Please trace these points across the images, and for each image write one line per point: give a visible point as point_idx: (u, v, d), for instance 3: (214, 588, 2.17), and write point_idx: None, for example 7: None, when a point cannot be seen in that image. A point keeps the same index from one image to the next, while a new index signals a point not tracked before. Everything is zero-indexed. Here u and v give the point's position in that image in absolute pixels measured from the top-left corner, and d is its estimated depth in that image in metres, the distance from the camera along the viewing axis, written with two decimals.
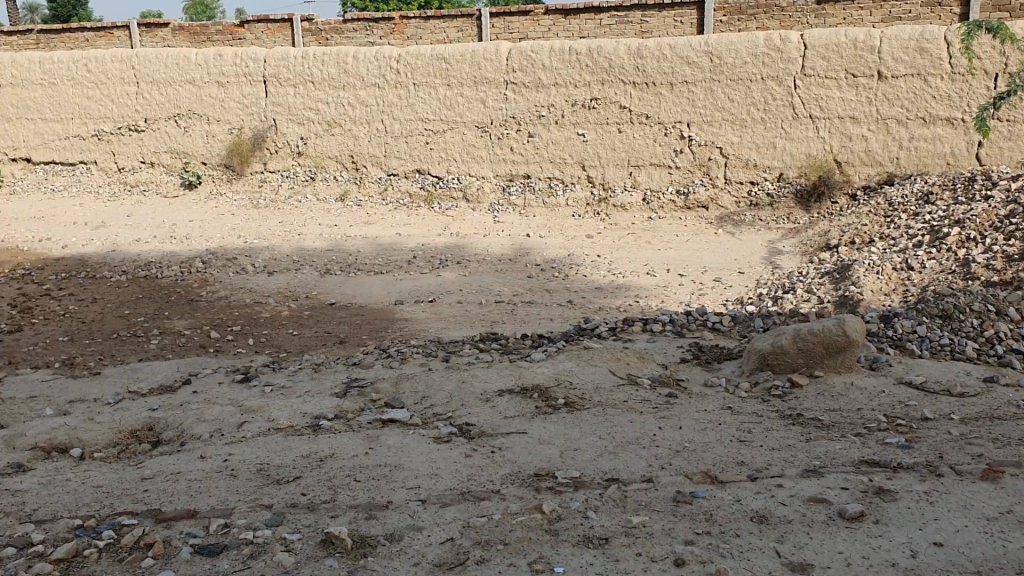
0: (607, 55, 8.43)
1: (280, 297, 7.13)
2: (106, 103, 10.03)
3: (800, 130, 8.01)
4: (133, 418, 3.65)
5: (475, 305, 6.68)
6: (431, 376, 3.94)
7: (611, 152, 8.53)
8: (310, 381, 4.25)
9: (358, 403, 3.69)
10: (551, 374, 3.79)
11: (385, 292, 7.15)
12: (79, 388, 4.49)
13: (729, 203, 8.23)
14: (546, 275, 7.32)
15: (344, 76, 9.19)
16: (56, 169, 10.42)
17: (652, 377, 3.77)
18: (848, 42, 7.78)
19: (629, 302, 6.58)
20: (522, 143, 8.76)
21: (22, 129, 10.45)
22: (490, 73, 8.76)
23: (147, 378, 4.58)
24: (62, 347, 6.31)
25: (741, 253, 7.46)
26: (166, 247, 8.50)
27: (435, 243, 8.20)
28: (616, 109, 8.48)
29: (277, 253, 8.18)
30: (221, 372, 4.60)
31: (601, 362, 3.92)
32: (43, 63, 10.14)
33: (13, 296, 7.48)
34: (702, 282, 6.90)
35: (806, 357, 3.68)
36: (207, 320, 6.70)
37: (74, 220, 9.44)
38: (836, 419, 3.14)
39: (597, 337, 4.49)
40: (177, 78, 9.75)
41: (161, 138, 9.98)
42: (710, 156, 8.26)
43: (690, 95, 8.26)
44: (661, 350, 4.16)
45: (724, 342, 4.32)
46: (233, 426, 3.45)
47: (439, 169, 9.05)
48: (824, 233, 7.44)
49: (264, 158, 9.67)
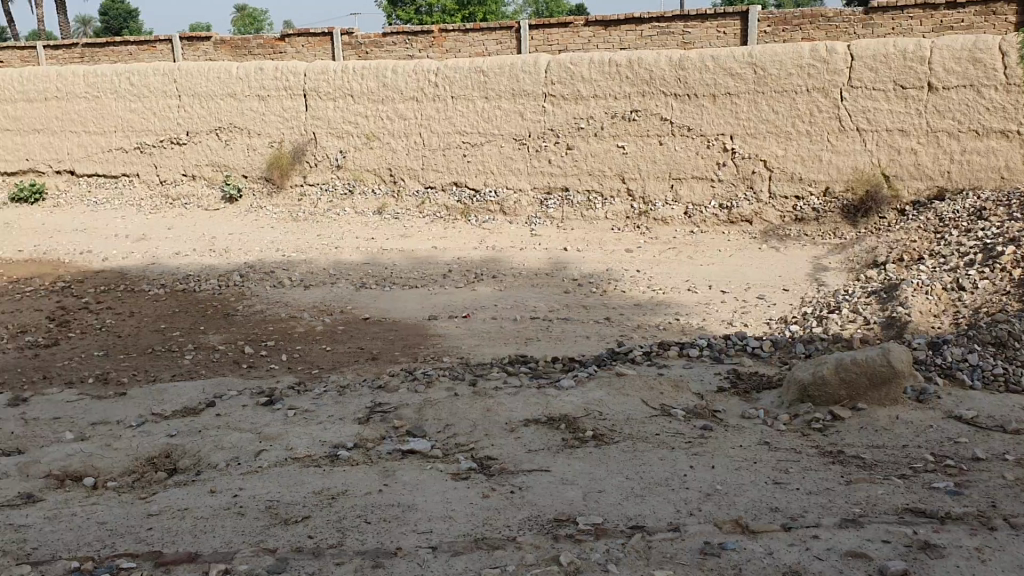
0: (648, 67, 8.27)
1: (315, 311, 7.07)
2: (148, 116, 10.09)
3: (847, 142, 7.78)
4: (151, 444, 3.57)
5: (511, 321, 6.55)
6: (457, 403, 3.82)
7: (651, 165, 8.36)
8: (334, 405, 4.15)
9: (380, 430, 3.58)
10: (581, 403, 3.64)
11: (420, 307, 7.06)
12: (104, 409, 4.44)
13: (773, 218, 8.01)
14: (584, 290, 7.17)
15: (383, 89, 9.14)
16: (99, 181, 10.51)
17: (687, 407, 3.61)
18: (897, 52, 7.53)
19: (668, 320, 6.40)
20: (560, 155, 8.62)
21: (65, 142, 10.55)
22: (528, 85, 8.64)
23: (172, 399, 4.52)
24: (96, 361, 6.29)
25: (785, 269, 7.25)
26: (205, 260, 8.50)
27: (471, 257, 8.09)
28: (658, 121, 8.31)
29: (314, 266, 8.13)
30: (247, 394, 4.52)
31: (633, 391, 3.77)
32: (87, 77, 10.23)
33: (51, 309, 7.50)
34: (745, 300, 6.70)
35: (850, 389, 3.49)
36: (241, 335, 6.64)
37: (115, 232, 9.48)
38: (879, 457, 2.96)
39: (631, 362, 4.34)
40: (218, 91, 9.76)
41: (202, 151, 10.01)
42: (754, 169, 8.06)
43: (733, 107, 8.07)
44: (698, 378, 4.00)
45: (764, 370, 4.14)
46: (250, 454, 3.36)
47: (477, 182, 8.95)
48: (871, 248, 7.21)
49: (303, 170, 9.65)
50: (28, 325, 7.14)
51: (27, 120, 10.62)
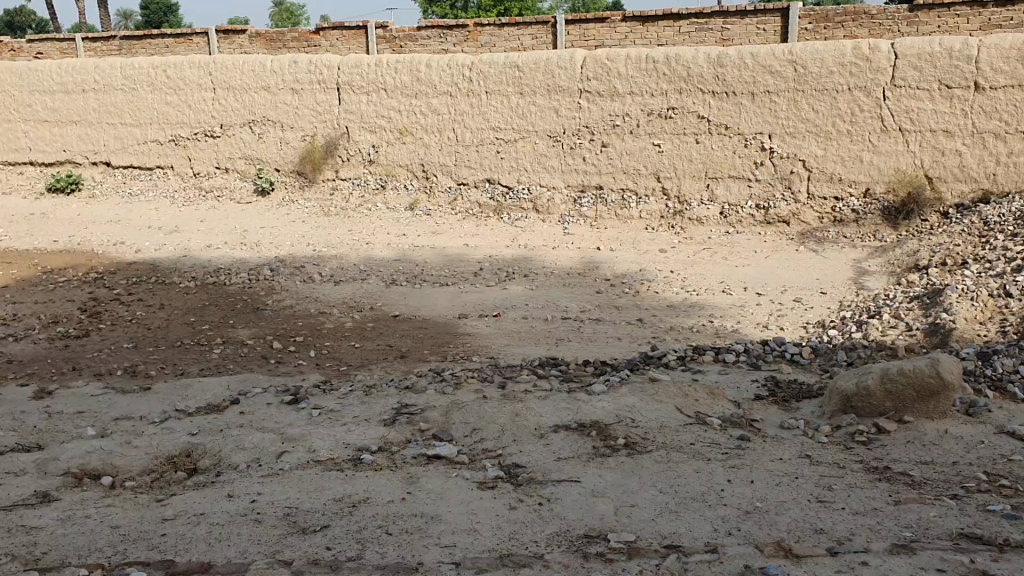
0: (685, 63, 8.11)
1: (344, 307, 7.00)
2: (183, 108, 10.08)
3: (889, 142, 7.56)
4: (172, 441, 3.50)
5: (542, 321, 6.43)
6: (485, 407, 3.71)
7: (687, 164, 8.20)
8: (359, 405, 4.05)
9: (405, 434, 3.48)
10: (613, 409, 3.51)
11: (450, 305, 6.96)
12: (128, 403, 4.38)
13: (812, 220, 7.83)
14: (617, 290, 7.03)
15: (416, 84, 9.05)
16: (134, 173, 10.52)
17: (723, 416, 3.47)
18: (943, 51, 7.31)
19: (702, 322, 6.25)
20: (594, 153, 8.48)
21: (101, 134, 10.57)
22: (564, 81, 8.51)
23: (196, 395, 4.44)
24: (125, 354, 6.26)
25: (823, 272, 7.06)
26: (236, 254, 8.46)
27: (503, 255, 7.98)
28: (694, 119, 8.14)
29: (345, 262, 8.05)
30: (271, 391, 4.44)
31: (667, 398, 3.63)
32: (124, 69, 10.26)
33: (83, 300, 7.49)
34: (782, 303, 6.53)
35: (896, 400, 3.34)
36: (269, 330, 6.58)
37: (148, 224, 9.48)
38: (928, 475, 2.81)
39: (666, 366, 4.20)
40: (252, 84, 9.73)
41: (235, 144, 9.98)
42: (793, 169, 7.86)
43: (772, 105, 7.87)
44: (734, 385, 3.86)
45: (804, 377, 3.98)
46: (272, 456, 3.27)
47: (509, 179, 8.83)
48: (913, 252, 7.00)
49: (336, 165, 9.58)
50: (59, 316, 7.13)
51: (65, 111, 10.66)
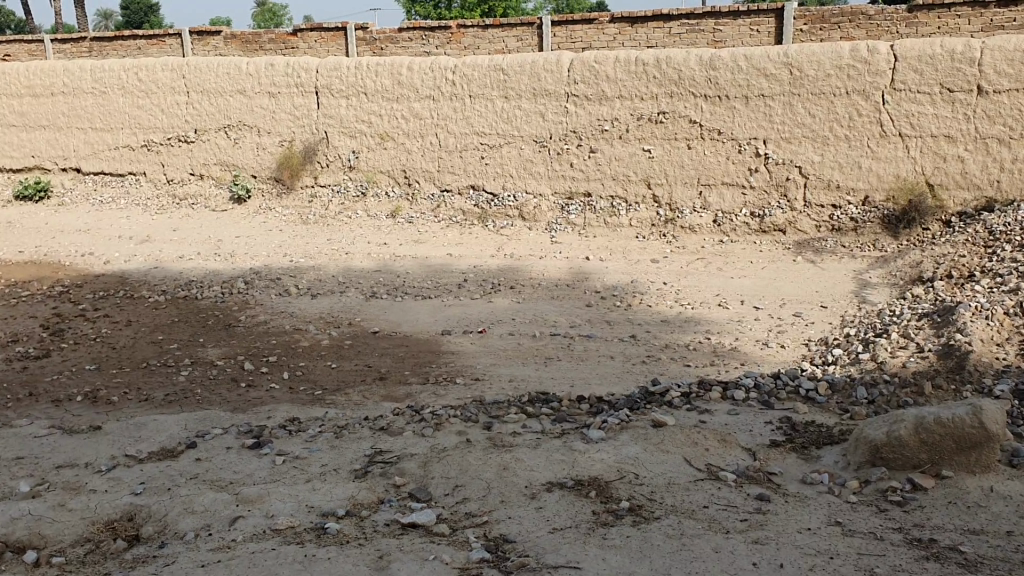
0: (677, 66, 7.72)
1: (320, 323, 6.57)
2: (155, 113, 9.63)
3: (888, 148, 7.20)
4: (112, 501, 3.08)
5: (529, 339, 6.03)
6: (468, 456, 3.31)
7: (679, 170, 7.81)
8: (329, 452, 3.64)
9: (378, 492, 3.08)
10: (613, 462, 3.12)
11: (432, 320, 6.54)
12: (74, 446, 3.96)
13: (809, 228, 7.45)
14: (608, 304, 6.63)
15: (398, 87, 8.64)
16: (106, 179, 10.05)
17: (737, 469, 3.09)
18: (944, 53, 6.96)
19: (698, 339, 5.86)
20: (582, 159, 8.09)
21: (71, 139, 10.10)
22: (550, 85, 8.12)
23: (149, 437, 4.03)
24: (86, 377, 5.81)
25: (824, 284, 6.69)
26: (209, 265, 8.02)
27: (488, 265, 7.56)
28: (686, 124, 7.76)
29: (323, 273, 7.62)
30: (233, 433, 4.02)
31: (673, 447, 3.24)
32: (94, 71, 9.78)
33: (46, 316, 7.04)
34: (781, 318, 6.15)
35: (931, 452, 2.94)
36: (241, 349, 6.15)
37: (118, 233, 9.02)
38: (979, 551, 2.44)
39: (667, 405, 3.81)
40: (227, 88, 9.30)
41: (210, 150, 9.54)
42: (789, 175, 7.48)
43: (766, 109, 7.50)
44: (746, 429, 3.47)
45: (821, 418, 3.59)
46: (224, 522, 2.86)
47: (494, 185, 8.43)
48: (916, 263, 6.63)
49: (314, 171, 9.15)
50: (20, 333, 6.67)
51: (33, 116, 10.18)
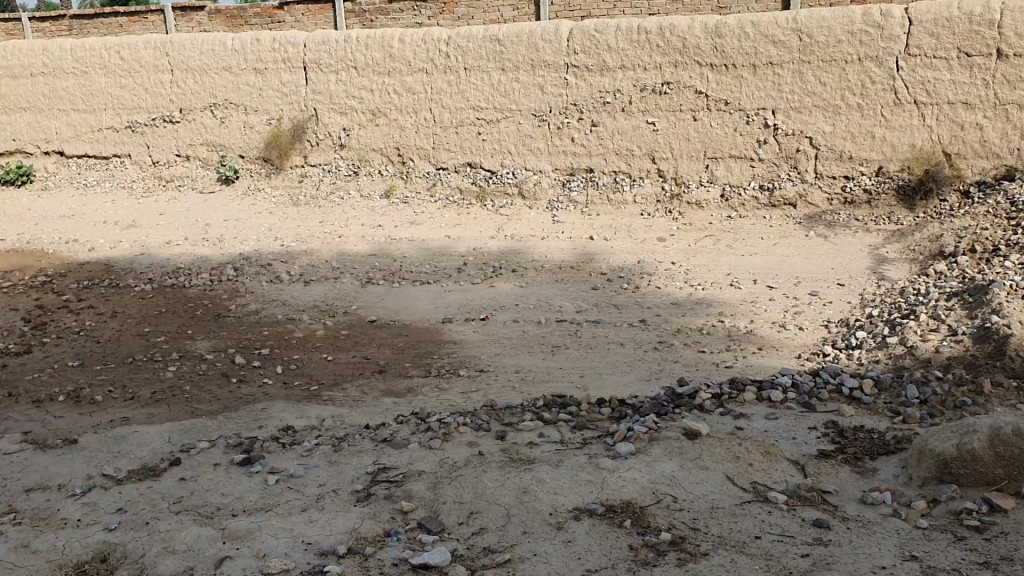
0: (681, 34, 7.31)
1: (315, 312, 6.20)
2: (139, 92, 9.19)
3: (903, 117, 6.82)
4: (82, 538, 2.73)
5: (534, 325, 5.67)
6: (484, 476, 2.97)
7: (685, 143, 7.41)
8: (328, 469, 3.30)
9: (384, 522, 2.74)
10: (648, 483, 2.78)
11: (432, 307, 6.18)
12: (46, 465, 3.60)
13: (820, 201, 7.06)
14: (615, 286, 6.26)
15: (390, 61, 8.22)
16: (89, 162, 9.60)
17: (788, 489, 2.76)
18: (962, 16, 6.56)
19: (713, 322, 5.49)
20: (584, 133, 7.69)
21: (52, 121, 9.64)
22: (549, 56, 7.71)
23: (129, 453, 3.67)
24: (69, 374, 5.43)
25: (840, 259, 6.31)
26: (198, 251, 7.62)
27: (489, 247, 7.18)
28: (692, 95, 7.36)
29: (315, 258, 7.23)
30: (221, 447, 3.67)
31: (713, 463, 2.91)
32: (73, 50, 9.32)
33: (28, 309, 6.65)
34: (797, 298, 5.77)
35: (1008, 468, 2.61)
36: (232, 342, 5.77)
37: (104, 218, 8.60)
38: None
39: (698, 411, 3.46)
40: (212, 65, 8.87)
41: (196, 130, 9.11)
42: (799, 146, 7.10)
43: (775, 78, 7.11)
44: (790, 438, 3.13)
45: (869, 424, 3.25)
46: (210, 564, 2.52)
47: (492, 162, 8.02)
48: (935, 235, 6.23)
49: (304, 150, 8.73)
50: (0, 328, 6.28)
51: (13, 98, 9.72)
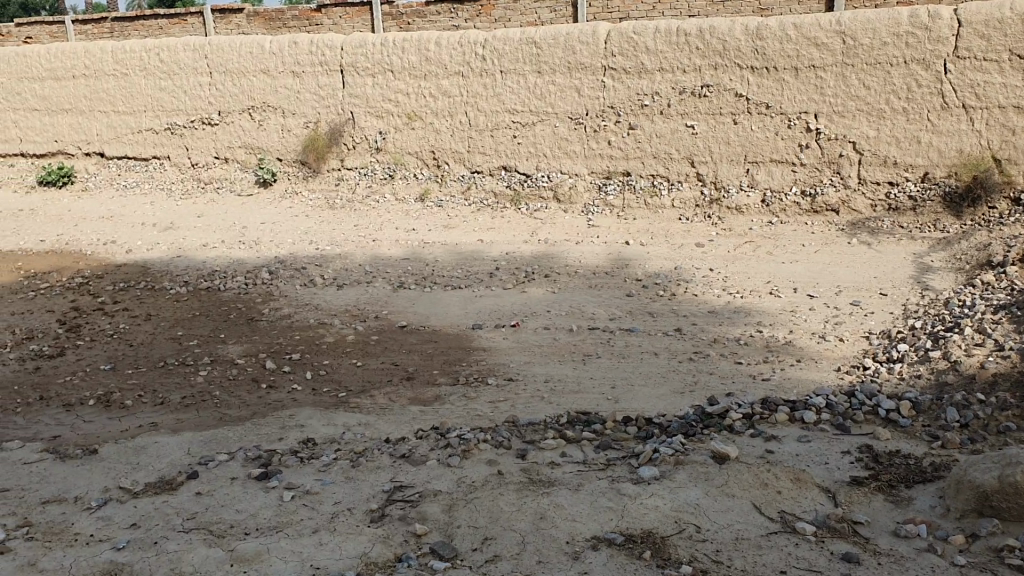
0: (721, 36, 7.15)
1: (346, 316, 6.14)
2: (178, 94, 9.23)
3: (950, 121, 6.60)
4: (89, 557, 2.73)
5: (566, 333, 5.56)
6: (501, 499, 2.88)
7: (724, 147, 7.25)
8: (345, 485, 3.23)
9: (395, 546, 2.67)
10: (670, 512, 2.68)
11: (463, 312, 6.09)
12: (66, 476, 3.58)
13: (863, 208, 6.87)
14: (650, 293, 6.13)
15: (426, 64, 8.16)
16: (130, 164, 9.66)
17: (817, 520, 2.63)
18: (1015, 16, 6.31)
19: (750, 332, 5.34)
20: (621, 136, 7.57)
21: (94, 123, 9.72)
22: (586, 58, 7.60)
23: (148, 464, 3.63)
24: (99, 378, 5.42)
25: (883, 268, 6.11)
26: (233, 254, 7.62)
27: (523, 252, 7.08)
28: (731, 98, 7.20)
29: (349, 262, 7.19)
30: (240, 460, 3.61)
31: (740, 490, 2.80)
32: (115, 53, 9.40)
33: (64, 311, 6.68)
34: (838, 308, 5.60)
35: None
36: (263, 346, 5.73)
37: (142, 220, 8.64)
38: None
39: (728, 433, 3.34)
40: (251, 67, 8.88)
41: (234, 132, 9.12)
42: (842, 151, 6.90)
43: (818, 81, 6.93)
44: (822, 462, 3.00)
45: (907, 450, 3.10)
46: None
47: (528, 165, 7.92)
48: (983, 244, 6.01)
49: (341, 153, 8.69)
50: (36, 330, 6.31)
51: (56, 99, 9.82)
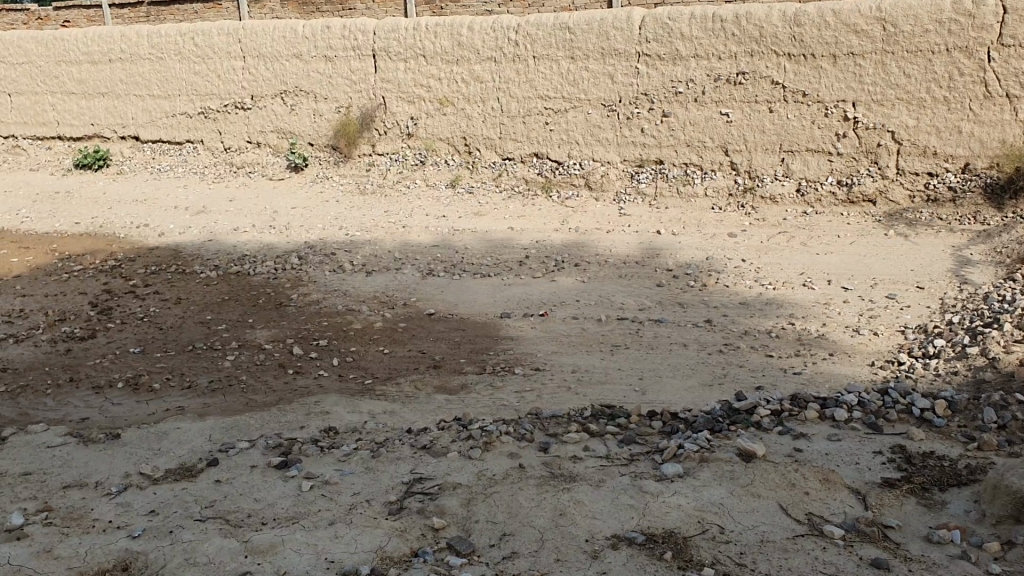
0: (757, 22, 6.99)
1: (374, 303, 6.11)
2: (212, 79, 9.24)
3: (993, 111, 6.42)
4: (105, 544, 2.74)
5: (596, 323, 5.48)
6: (521, 494, 2.83)
7: (760, 135, 7.11)
8: (365, 475, 3.19)
9: (412, 541, 2.63)
10: (694, 512, 2.61)
11: (492, 300, 6.03)
12: (88, 460, 3.57)
13: (901, 199, 6.71)
14: (681, 283, 6.03)
15: (458, 49, 8.09)
16: (164, 148, 9.70)
17: (846, 524, 2.55)
18: None
19: (783, 324, 5.22)
20: (654, 124, 7.46)
21: (129, 106, 9.77)
22: (620, 44, 7.49)
23: (169, 450, 3.62)
24: (129, 360, 5.42)
25: (920, 260, 5.96)
26: (264, 238, 7.61)
27: (553, 240, 7.00)
28: (767, 86, 7.05)
29: (378, 248, 7.15)
30: (260, 448, 3.58)
31: (766, 490, 2.72)
32: (150, 36, 9.42)
33: (96, 294, 6.70)
34: (873, 301, 5.47)
35: None
36: (290, 331, 5.71)
37: (175, 204, 8.67)
38: None
39: (756, 430, 3.25)
40: (284, 52, 8.86)
41: (266, 117, 9.11)
42: (880, 141, 6.75)
43: (856, 69, 6.76)
44: (853, 462, 2.91)
45: (942, 451, 3.00)
46: None
47: (559, 153, 7.84)
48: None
49: (372, 140, 8.65)
50: (68, 312, 6.33)
51: (93, 83, 9.87)
